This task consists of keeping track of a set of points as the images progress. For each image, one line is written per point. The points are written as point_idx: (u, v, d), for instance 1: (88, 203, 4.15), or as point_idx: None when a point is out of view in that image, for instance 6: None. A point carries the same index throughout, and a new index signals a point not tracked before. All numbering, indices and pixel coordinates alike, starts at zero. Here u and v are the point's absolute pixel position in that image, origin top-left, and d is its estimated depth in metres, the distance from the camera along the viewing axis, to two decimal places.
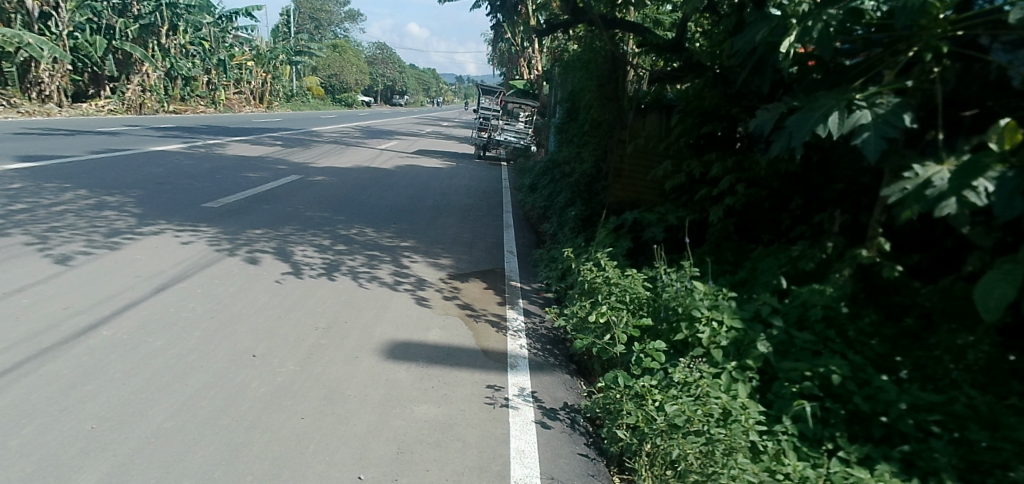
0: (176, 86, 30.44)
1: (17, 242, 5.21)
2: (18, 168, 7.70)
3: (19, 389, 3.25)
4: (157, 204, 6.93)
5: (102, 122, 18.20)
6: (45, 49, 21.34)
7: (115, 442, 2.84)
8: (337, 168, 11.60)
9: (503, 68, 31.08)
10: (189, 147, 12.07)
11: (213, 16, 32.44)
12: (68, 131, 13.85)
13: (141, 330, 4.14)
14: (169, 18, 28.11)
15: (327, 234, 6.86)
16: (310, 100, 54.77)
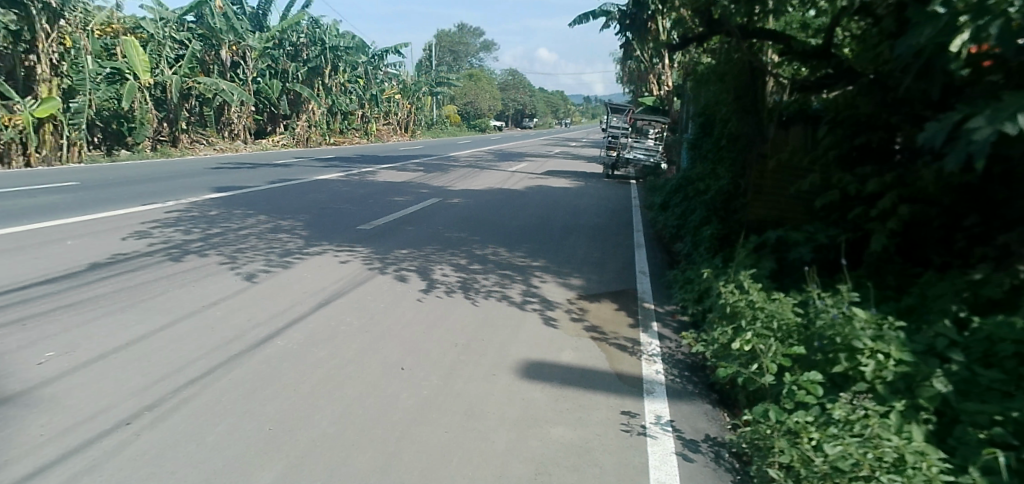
0: (336, 121, 33.71)
1: (214, 261, 6.04)
2: (215, 197, 8.96)
3: (216, 390, 3.76)
4: (319, 227, 7.69)
5: (277, 155, 20.70)
6: (234, 93, 23.32)
7: (288, 444, 3.19)
8: (472, 191, 12.10)
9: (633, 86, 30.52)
10: (347, 175, 13.28)
11: (368, 55, 35.63)
12: (251, 164, 15.91)
13: (308, 341, 4.61)
14: (332, 61, 31.21)
15: (464, 254, 7.20)
16: (449, 127, 57.86)
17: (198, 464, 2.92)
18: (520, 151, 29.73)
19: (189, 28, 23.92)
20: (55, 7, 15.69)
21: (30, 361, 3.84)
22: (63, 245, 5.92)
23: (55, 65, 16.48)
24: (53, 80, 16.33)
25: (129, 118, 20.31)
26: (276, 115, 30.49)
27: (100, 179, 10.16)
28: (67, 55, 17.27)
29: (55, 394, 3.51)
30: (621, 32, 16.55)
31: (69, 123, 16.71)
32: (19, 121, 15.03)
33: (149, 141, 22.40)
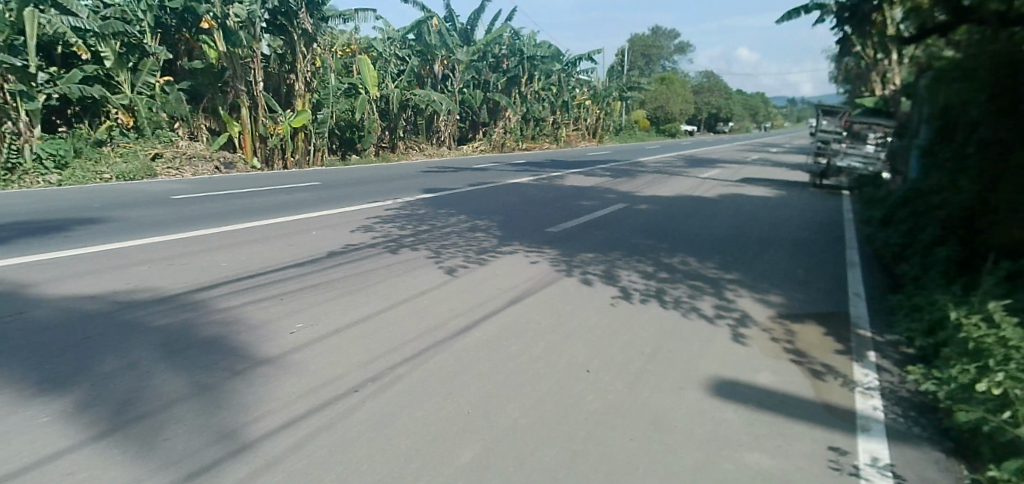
0: (529, 127, 35.11)
1: (422, 255, 6.71)
2: (424, 198, 9.95)
3: (424, 371, 4.18)
4: (513, 228, 8.12)
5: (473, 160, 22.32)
6: (443, 103, 25.28)
7: (483, 428, 3.43)
8: (661, 198, 11.84)
9: (852, 85, 27.14)
10: (538, 179, 13.83)
11: (562, 63, 36.58)
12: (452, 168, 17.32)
13: (502, 335, 4.91)
14: (529, 69, 32.57)
15: (652, 262, 7.08)
16: (638, 132, 56.93)
17: (407, 435, 3.28)
18: (713, 157, 28.20)
19: (410, 45, 26.55)
20: (311, 31, 18.32)
21: (284, 330, 4.63)
22: (308, 234, 7.01)
23: (308, 83, 19.14)
24: (306, 95, 19.05)
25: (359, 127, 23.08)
26: (477, 122, 32.49)
27: (337, 180, 11.77)
28: (316, 73, 20.06)
29: (300, 359, 4.19)
30: (839, 26, 14.91)
31: (316, 132, 19.31)
32: (280, 131, 17.82)
33: (374, 148, 25.20)
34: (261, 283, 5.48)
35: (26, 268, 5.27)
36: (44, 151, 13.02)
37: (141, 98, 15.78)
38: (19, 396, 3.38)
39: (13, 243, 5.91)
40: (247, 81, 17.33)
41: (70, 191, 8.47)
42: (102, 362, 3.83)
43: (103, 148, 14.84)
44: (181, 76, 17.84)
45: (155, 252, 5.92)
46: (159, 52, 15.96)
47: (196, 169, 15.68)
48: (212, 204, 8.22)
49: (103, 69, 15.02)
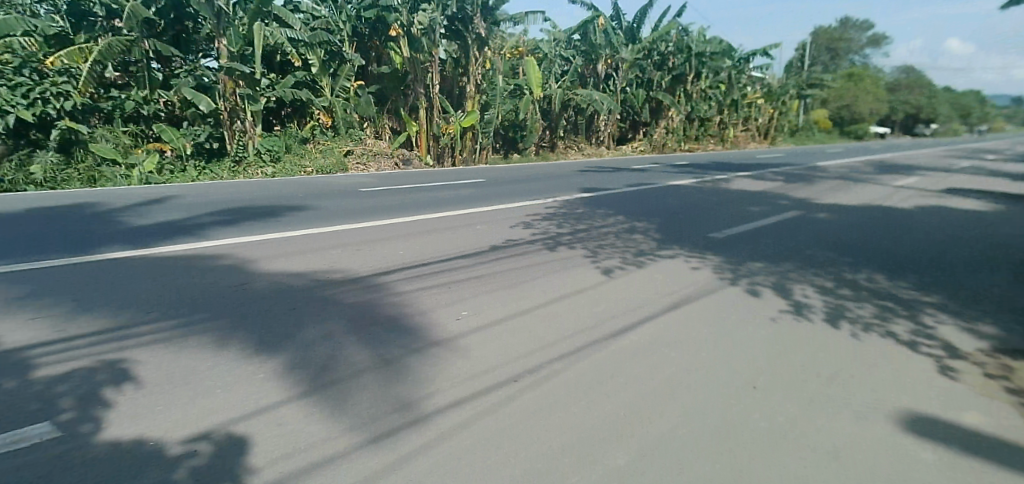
0: (693, 127, 33.42)
1: (580, 254, 6.79)
2: (582, 197, 10.05)
3: (581, 366, 4.15)
4: (673, 232, 7.89)
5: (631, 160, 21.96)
6: (605, 103, 24.95)
7: (640, 432, 3.35)
8: (842, 206, 10.75)
9: None
10: (701, 182, 13.24)
11: (734, 59, 34.40)
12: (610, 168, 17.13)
13: (660, 340, 4.74)
14: (696, 67, 31.02)
15: (830, 276, 6.49)
16: (816, 133, 51.72)
17: (565, 428, 3.32)
18: (910, 163, 24.76)
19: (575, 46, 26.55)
20: (484, 35, 19.11)
21: (451, 316, 4.82)
22: (473, 228, 7.44)
23: (479, 84, 19.95)
24: (476, 96, 19.85)
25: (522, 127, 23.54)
26: (637, 122, 31.40)
27: (500, 177, 12.29)
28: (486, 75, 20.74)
29: (468, 342, 4.37)
30: None
31: (483, 131, 19.79)
32: (452, 131, 18.59)
33: (535, 147, 25.64)
34: (431, 270, 5.83)
35: (248, 245, 6.25)
36: (263, 146, 15.20)
37: (339, 100, 17.38)
38: (244, 353, 4.03)
39: (239, 224, 7.02)
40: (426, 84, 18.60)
41: (281, 181, 9.83)
42: (304, 330, 4.38)
43: (306, 145, 16.54)
44: (372, 81, 19.20)
45: (344, 237, 6.67)
46: (355, 59, 17.35)
47: (379, 164, 17.33)
48: (391, 196, 9.05)
49: (310, 74, 16.81)
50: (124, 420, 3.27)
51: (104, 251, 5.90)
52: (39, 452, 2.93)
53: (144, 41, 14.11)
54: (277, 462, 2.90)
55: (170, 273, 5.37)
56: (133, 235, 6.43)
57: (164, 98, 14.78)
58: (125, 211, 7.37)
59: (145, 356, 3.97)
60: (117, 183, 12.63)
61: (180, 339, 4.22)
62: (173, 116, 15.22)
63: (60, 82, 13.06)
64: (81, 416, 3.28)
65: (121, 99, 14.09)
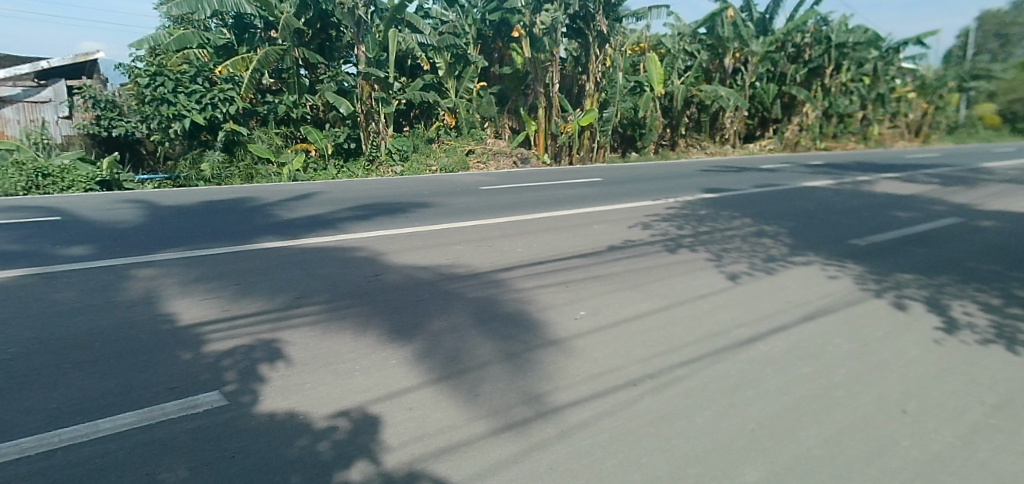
0: (831, 124, 30.48)
1: (702, 257, 6.55)
2: (704, 197, 9.67)
3: (705, 376, 3.98)
4: (807, 237, 7.38)
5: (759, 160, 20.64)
6: (732, 99, 23.24)
7: (771, 450, 3.15)
8: (1013, 213, 9.45)
9: None
10: (839, 184, 12.20)
11: (881, 49, 31.08)
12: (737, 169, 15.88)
13: (793, 353, 4.44)
14: (837, 58, 28.27)
15: (997, 292, 5.75)
16: (981, 130, 45.52)
17: (690, 439, 3.21)
18: None
19: (700, 40, 24.92)
20: (605, 33, 18.11)
21: (569, 315, 4.80)
22: (591, 228, 7.42)
23: (598, 83, 19.02)
24: (596, 94, 19.05)
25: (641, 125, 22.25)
26: (767, 119, 29.16)
27: (618, 177, 12.09)
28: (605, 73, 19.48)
29: (587, 342, 4.35)
30: None
31: (601, 130, 18.84)
32: (570, 130, 17.92)
33: (654, 146, 24.68)
34: (549, 269, 5.85)
35: (380, 239, 6.70)
36: (394, 146, 16.17)
37: (462, 102, 18.13)
38: (378, 340, 4.31)
39: (372, 219, 7.54)
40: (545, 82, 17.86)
41: (408, 179, 10.38)
42: (431, 320, 4.61)
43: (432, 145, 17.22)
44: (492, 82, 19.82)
45: (466, 234, 6.94)
46: (478, 61, 18.03)
47: (498, 163, 17.43)
48: (510, 195, 9.26)
49: (437, 77, 17.55)
50: (279, 393, 3.65)
51: (259, 241, 6.61)
52: (212, 417, 3.36)
53: (295, 50, 15.35)
54: (410, 443, 3.10)
55: (314, 263, 5.90)
56: (283, 227, 7.13)
57: (312, 102, 15.91)
58: (276, 205, 8.18)
59: (294, 337, 4.39)
60: (270, 180, 14.12)
61: (323, 323, 4.62)
62: (319, 119, 16.42)
63: (226, 89, 14.68)
64: (244, 388, 3.71)
65: (276, 104, 15.50)
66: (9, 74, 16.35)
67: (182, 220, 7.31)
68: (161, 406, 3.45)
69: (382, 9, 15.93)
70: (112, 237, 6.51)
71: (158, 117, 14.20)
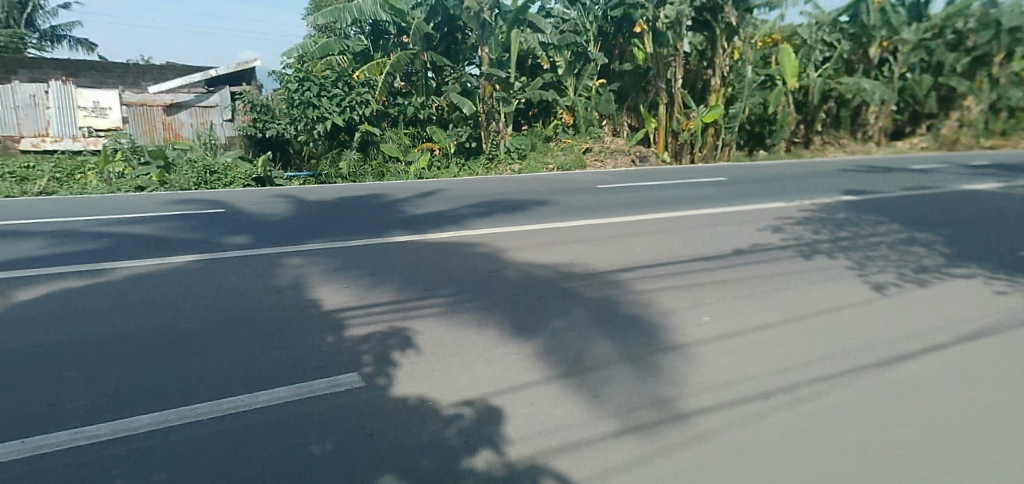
0: (999, 119, 25.08)
1: (841, 265, 6.06)
2: (842, 200, 8.93)
3: (846, 392, 3.64)
4: (969, 247, 6.57)
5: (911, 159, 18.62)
6: (877, 92, 21.09)
7: (925, 473, 2.80)
8: None
9: None
10: (1009, 187, 10.69)
11: None
12: (884, 170, 14.35)
13: (952, 373, 3.93)
14: (1009, 44, 23.92)
15: None
16: None
17: (828, 457, 2.94)
18: None
19: (842, 28, 22.66)
20: (735, 24, 16.89)
21: (693, 321, 4.62)
22: (715, 230, 7.12)
23: (724, 77, 17.93)
24: (722, 89, 17.90)
25: (771, 121, 20.21)
26: (920, 114, 25.93)
27: (745, 176, 11.46)
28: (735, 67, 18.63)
29: (712, 350, 4.16)
30: None
31: (727, 127, 17.58)
32: (692, 127, 17.04)
33: (786, 143, 23.15)
34: (670, 271, 5.67)
35: (500, 236, 6.89)
36: (513, 145, 16.30)
37: (581, 100, 17.94)
38: (500, 336, 4.43)
39: (492, 216, 7.78)
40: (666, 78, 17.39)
41: (527, 178, 10.56)
42: (551, 319, 4.66)
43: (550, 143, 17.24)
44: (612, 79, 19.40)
45: (584, 233, 6.94)
46: (598, 58, 17.84)
47: (616, 161, 16.98)
48: (628, 194, 9.13)
49: (557, 76, 17.86)
50: (409, 380, 3.88)
51: (390, 235, 7.06)
52: (350, 397, 3.65)
53: (425, 54, 16.24)
54: (531, 437, 3.16)
55: (440, 257, 6.20)
56: (411, 223, 7.56)
57: (437, 103, 16.78)
58: (404, 202, 8.69)
59: (422, 327, 4.64)
60: (398, 178, 14.80)
61: (448, 315, 4.84)
62: (443, 119, 17.22)
63: (362, 92, 15.87)
64: (377, 372, 3.98)
65: (406, 105, 16.53)
66: (185, 84, 18.65)
67: (323, 214, 8.01)
68: (308, 383, 3.81)
69: (506, 11, 16.07)
70: (266, 228, 7.27)
71: (305, 119, 15.58)
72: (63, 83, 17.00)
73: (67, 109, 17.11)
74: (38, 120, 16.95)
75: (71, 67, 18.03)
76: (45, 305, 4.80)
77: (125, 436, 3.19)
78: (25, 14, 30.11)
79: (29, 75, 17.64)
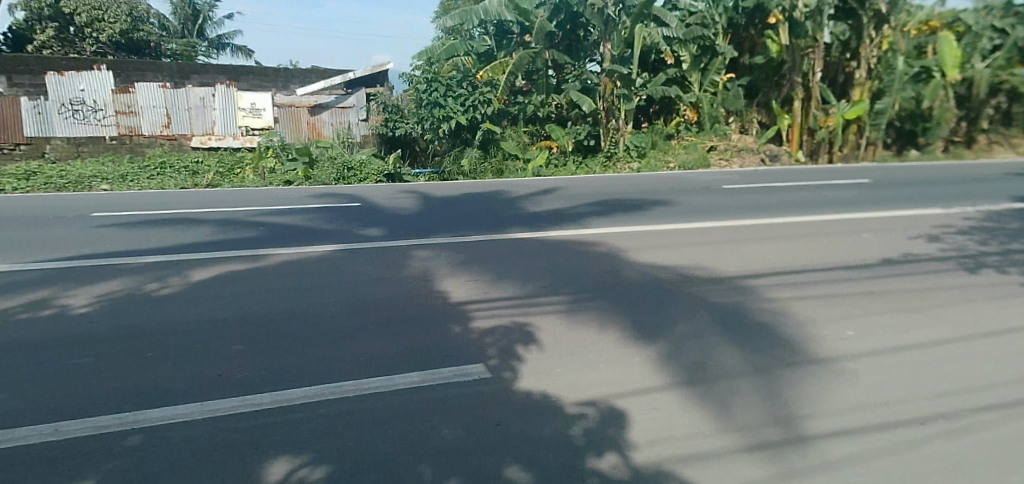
0: None
1: (1016, 281, 5.30)
2: (1017, 208, 7.81)
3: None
4: None
5: None
6: None
7: None
8: None
9: None
10: None
11: None
12: None
13: None
14: None
15: None
16: None
17: None
18: None
19: (1018, 11, 19.00)
20: (884, 12, 15.45)
21: (834, 335, 4.23)
22: (857, 237, 6.55)
23: (872, 69, 16.27)
24: (869, 83, 16.23)
25: (926, 116, 17.93)
26: None
27: (892, 179, 10.41)
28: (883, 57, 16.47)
29: (858, 367, 3.76)
30: None
31: (872, 123, 16.08)
32: (831, 123, 15.66)
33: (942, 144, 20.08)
34: (807, 280, 5.28)
35: (621, 235, 6.80)
36: (632, 143, 15.98)
37: (705, 95, 17.30)
38: (622, 337, 4.35)
39: (610, 215, 7.71)
40: (805, 72, 15.86)
41: (647, 176, 10.34)
42: (676, 323, 4.50)
43: (671, 141, 16.74)
44: (741, 73, 18.24)
45: (709, 235, 6.66)
46: (727, 52, 16.75)
47: (743, 160, 16.04)
48: (757, 196, 8.64)
49: (681, 71, 17.21)
50: (532, 375, 3.93)
51: (510, 231, 7.23)
52: (476, 387, 3.77)
53: (546, 52, 16.34)
54: (655, 442, 3.07)
55: (560, 254, 6.26)
56: (530, 220, 7.69)
57: (557, 101, 16.88)
58: (524, 199, 8.85)
59: (543, 324, 4.70)
60: (517, 175, 15.20)
61: (569, 313, 4.85)
62: (562, 117, 17.20)
63: (485, 91, 16.37)
64: (502, 365, 4.08)
65: (525, 104, 16.86)
66: (327, 86, 20.42)
67: (447, 210, 8.38)
68: (437, 371, 4.00)
69: (630, 5, 15.72)
70: (396, 222, 7.74)
71: (431, 119, 16.44)
72: (226, 87, 18.97)
73: (229, 110, 19.13)
74: (205, 120, 19.02)
75: (233, 72, 20.23)
76: (216, 285, 5.45)
77: (282, 407, 3.56)
78: (198, 25, 34.10)
79: (199, 78, 20.00)
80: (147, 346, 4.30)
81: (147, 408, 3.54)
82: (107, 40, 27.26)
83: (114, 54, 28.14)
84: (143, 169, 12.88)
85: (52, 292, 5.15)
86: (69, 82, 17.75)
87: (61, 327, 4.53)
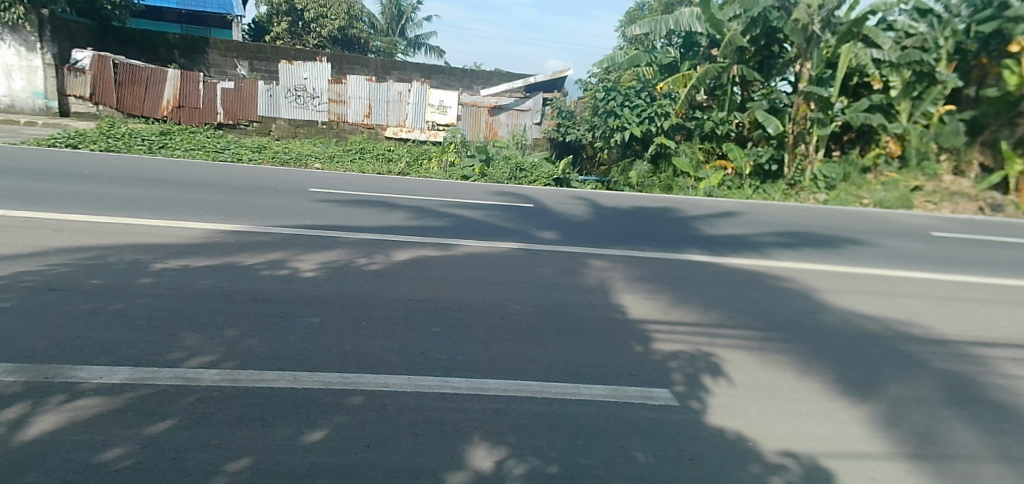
0: None
1: None
2: None
3: None
4: None
5: None
6: None
7: None
8: None
9: None
10: None
11: None
12: None
13: None
14: None
15: None
16: None
17: None
18: None
19: None
20: None
21: None
22: None
23: None
24: None
25: None
26: None
27: None
28: None
29: None
30: None
31: None
32: None
33: None
34: None
35: (814, 273, 6.33)
36: (821, 173, 14.85)
37: (915, 127, 15.57)
38: (824, 389, 4.04)
39: (799, 249, 7.21)
40: None
41: (841, 211, 9.50)
42: (889, 385, 4.08)
43: (867, 175, 15.50)
44: (965, 107, 15.99)
45: (920, 289, 5.97)
46: (949, 80, 15.02)
47: (955, 206, 14.11)
48: (978, 250, 7.55)
49: (889, 98, 15.58)
50: (722, 409, 3.79)
51: (687, 252, 7.05)
52: (664, 412, 3.73)
53: (735, 66, 15.58)
54: None
55: (743, 284, 5.99)
56: (708, 243, 7.43)
57: (739, 119, 16.10)
58: (700, 220, 8.57)
59: (731, 357, 4.52)
60: (686, 193, 15.00)
61: (760, 350, 4.63)
62: (742, 137, 16.56)
63: (664, 104, 16.13)
64: (690, 393, 3.99)
65: (703, 120, 16.32)
66: (509, 88, 21.24)
67: (620, 222, 8.37)
68: (624, 388, 4.01)
69: (837, 23, 14.61)
70: (571, 227, 7.92)
71: (605, 128, 16.87)
72: (421, 83, 20.70)
73: (420, 105, 20.82)
74: (400, 113, 20.89)
75: (428, 71, 21.80)
76: (412, 267, 5.96)
77: (480, 396, 3.80)
78: (400, 24, 37.22)
79: (398, 74, 21.67)
80: (359, 315, 4.83)
81: (367, 373, 3.98)
82: (327, 35, 30.88)
83: (331, 46, 31.74)
84: (346, 151, 14.49)
85: (284, 255, 5.96)
86: (296, 71, 20.30)
87: (293, 288, 5.22)
